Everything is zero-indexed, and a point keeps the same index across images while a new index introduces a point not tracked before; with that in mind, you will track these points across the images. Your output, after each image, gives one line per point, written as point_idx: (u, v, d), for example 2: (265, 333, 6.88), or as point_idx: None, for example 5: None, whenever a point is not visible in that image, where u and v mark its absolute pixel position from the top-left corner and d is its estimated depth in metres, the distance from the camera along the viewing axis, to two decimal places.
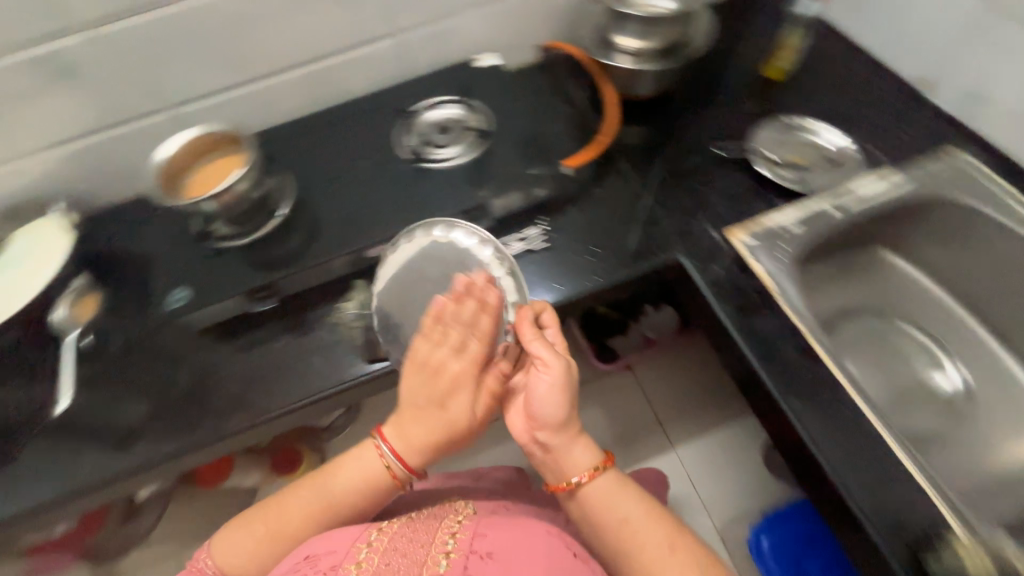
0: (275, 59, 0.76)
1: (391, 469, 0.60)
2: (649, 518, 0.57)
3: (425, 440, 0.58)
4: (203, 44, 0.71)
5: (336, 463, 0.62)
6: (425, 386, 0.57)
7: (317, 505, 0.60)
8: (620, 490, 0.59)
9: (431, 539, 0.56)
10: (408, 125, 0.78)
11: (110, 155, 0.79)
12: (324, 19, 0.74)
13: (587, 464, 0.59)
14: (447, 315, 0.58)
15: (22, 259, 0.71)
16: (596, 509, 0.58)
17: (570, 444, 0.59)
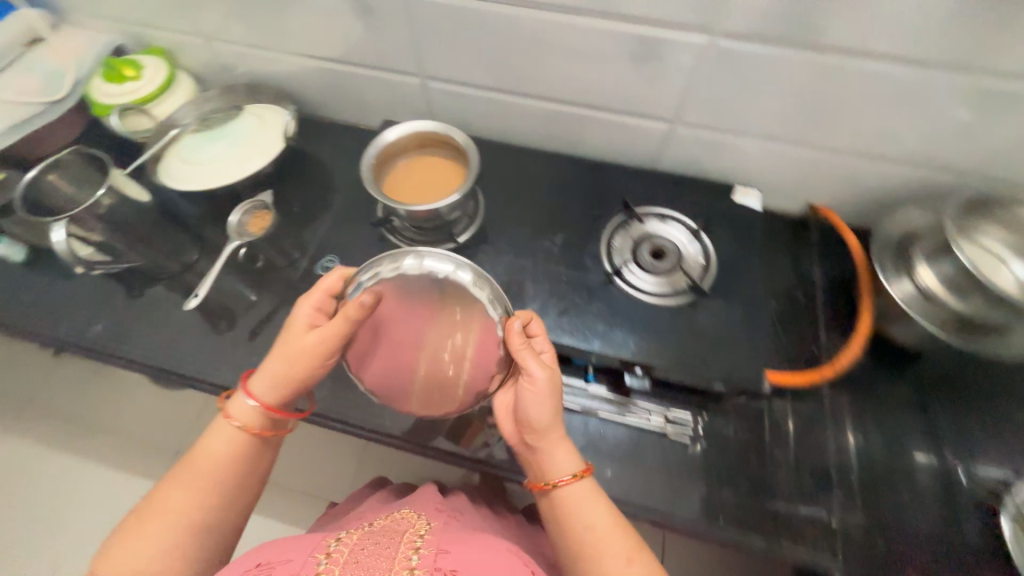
0: (538, 89, 0.69)
1: (240, 423, 0.51)
2: (613, 526, 0.46)
3: (275, 379, 0.51)
4: (482, 46, 0.65)
5: (196, 448, 0.50)
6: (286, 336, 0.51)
7: (212, 481, 0.48)
8: (595, 498, 0.48)
9: (391, 554, 0.49)
10: (625, 224, 0.67)
11: (351, 85, 0.80)
12: (609, 80, 0.65)
13: (565, 467, 0.49)
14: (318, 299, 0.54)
15: (249, 143, 0.77)
16: (569, 525, 0.47)
17: (553, 443, 0.49)
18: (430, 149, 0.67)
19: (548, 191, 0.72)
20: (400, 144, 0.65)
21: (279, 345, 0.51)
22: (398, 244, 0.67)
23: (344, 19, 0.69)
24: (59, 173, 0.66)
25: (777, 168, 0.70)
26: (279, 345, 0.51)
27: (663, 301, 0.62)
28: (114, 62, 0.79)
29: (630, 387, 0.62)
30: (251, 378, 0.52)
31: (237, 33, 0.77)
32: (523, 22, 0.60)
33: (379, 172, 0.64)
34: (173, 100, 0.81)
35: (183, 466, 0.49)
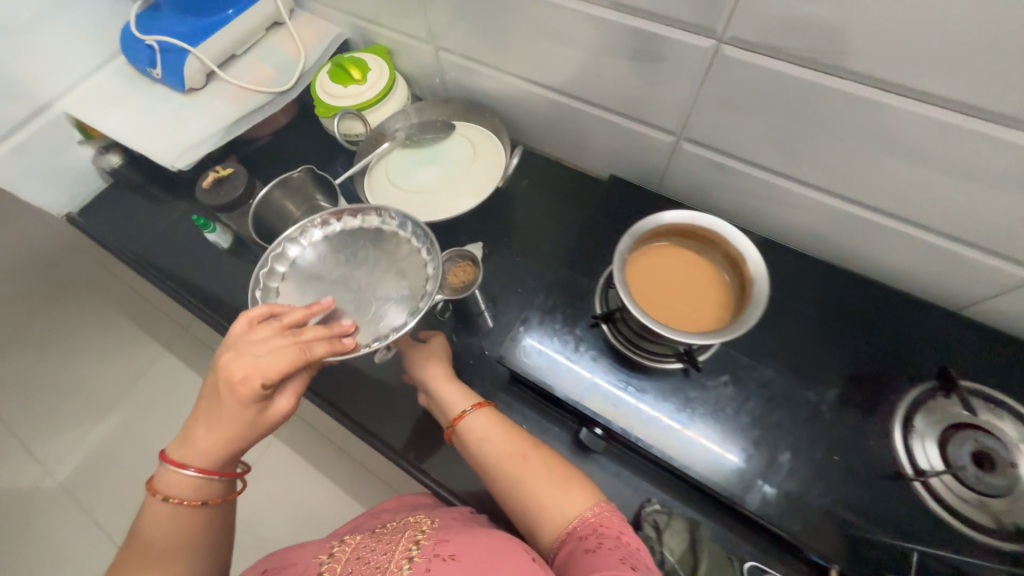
0: (844, 189, 0.52)
1: (186, 497, 0.43)
2: (514, 438, 0.49)
3: (230, 450, 0.44)
4: (793, 127, 0.50)
5: (139, 532, 0.42)
6: (243, 416, 0.43)
7: (167, 551, 0.41)
8: (490, 419, 0.51)
9: (390, 547, 0.43)
10: (931, 400, 0.50)
11: (578, 124, 0.69)
12: (978, 203, 0.45)
13: (456, 398, 0.53)
14: (244, 369, 0.42)
15: (460, 178, 0.69)
16: (488, 445, 0.49)
17: (444, 390, 0.54)
18: (733, 288, 0.51)
19: (810, 317, 0.57)
20: (725, 246, 0.50)
21: (225, 424, 0.43)
22: (610, 336, 0.56)
23: (610, 59, 0.56)
24: (283, 188, 0.66)
25: None
26: (227, 429, 0.42)
27: (928, 499, 0.46)
28: (344, 61, 0.75)
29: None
30: (178, 460, 0.43)
31: (472, 48, 0.69)
32: (883, 113, 0.43)
33: (670, 233, 0.53)
34: (389, 109, 0.75)
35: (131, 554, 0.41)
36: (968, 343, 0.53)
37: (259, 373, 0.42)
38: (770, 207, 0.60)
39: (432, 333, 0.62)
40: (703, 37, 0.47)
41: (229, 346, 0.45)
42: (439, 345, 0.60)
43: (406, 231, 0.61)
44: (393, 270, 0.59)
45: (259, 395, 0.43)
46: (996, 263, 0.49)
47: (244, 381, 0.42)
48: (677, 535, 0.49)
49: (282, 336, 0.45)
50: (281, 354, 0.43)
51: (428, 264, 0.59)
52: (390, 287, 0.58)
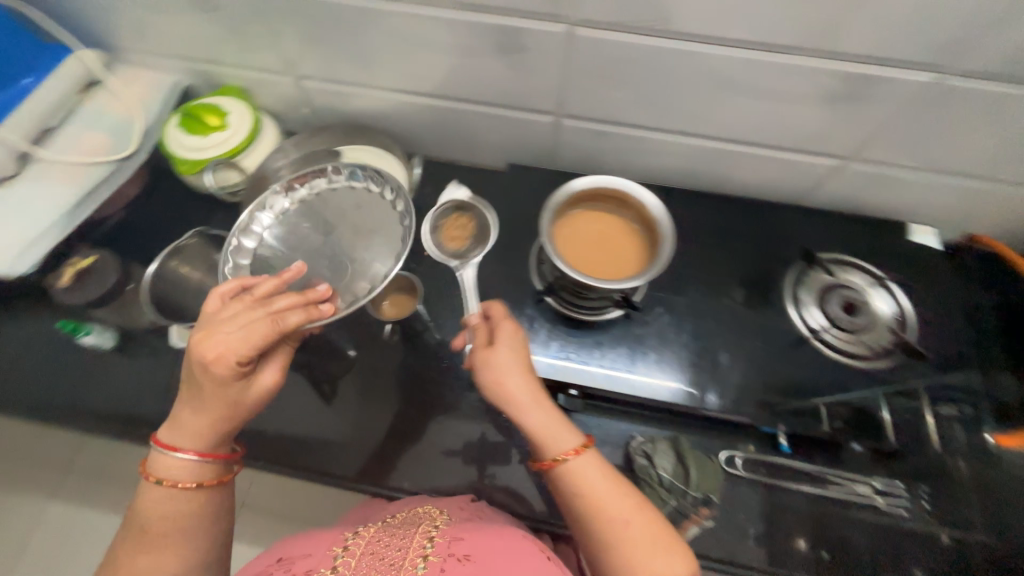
0: (698, 129, 0.63)
1: (187, 481, 0.44)
2: (616, 488, 0.43)
3: (220, 432, 0.44)
4: (647, 86, 0.58)
5: (138, 512, 0.43)
6: (223, 395, 0.43)
7: (167, 551, 0.42)
8: (591, 462, 0.44)
9: (404, 543, 0.44)
10: (806, 275, 0.62)
11: (460, 126, 0.72)
12: (787, 120, 0.58)
13: (556, 436, 0.45)
14: (218, 342, 0.42)
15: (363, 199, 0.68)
16: (583, 496, 0.43)
17: (529, 414, 0.45)
18: (641, 228, 0.58)
19: (706, 241, 0.67)
20: (624, 197, 0.58)
21: (207, 404, 0.43)
22: (555, 306, 0.62)
23: (478, 57, 0.60)
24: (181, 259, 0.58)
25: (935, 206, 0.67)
26: (214, 411, 0.43)
27: (823, 350, 0.59)
28: (194, 108, 0.68)
29: (842, 461, 0.56)
30: (170, 439, 0.44)
31: (336, 70, 0.67)
32: (710, 60, 0.53)
33: (564, 207, 0.59)
34: (263, 149, 0.71)
35: (138, 539, 0.43)
36: (806, 227, 0.68)
37: (232, 350, 0.42)
38: (648, 158, 0.70)
39: (500, 312, 0.51)
40: (554, 23, 0.53)
41: (201, 328, 0.44)
42: (512, 348, 0.48)
43: (376, 187, 0.65)
44: (374, 228, 0.64)
45: (238, 373, 0.42)
46: (808, 163, 0.64)
47: (219, 362, 0.42)
48: (665, 455, 0.55)
49: (253, 310, 0.45)
50: (252, 327, 0.43)
51: (397, 203, 0.64)
52: (374, 241, 0.63)
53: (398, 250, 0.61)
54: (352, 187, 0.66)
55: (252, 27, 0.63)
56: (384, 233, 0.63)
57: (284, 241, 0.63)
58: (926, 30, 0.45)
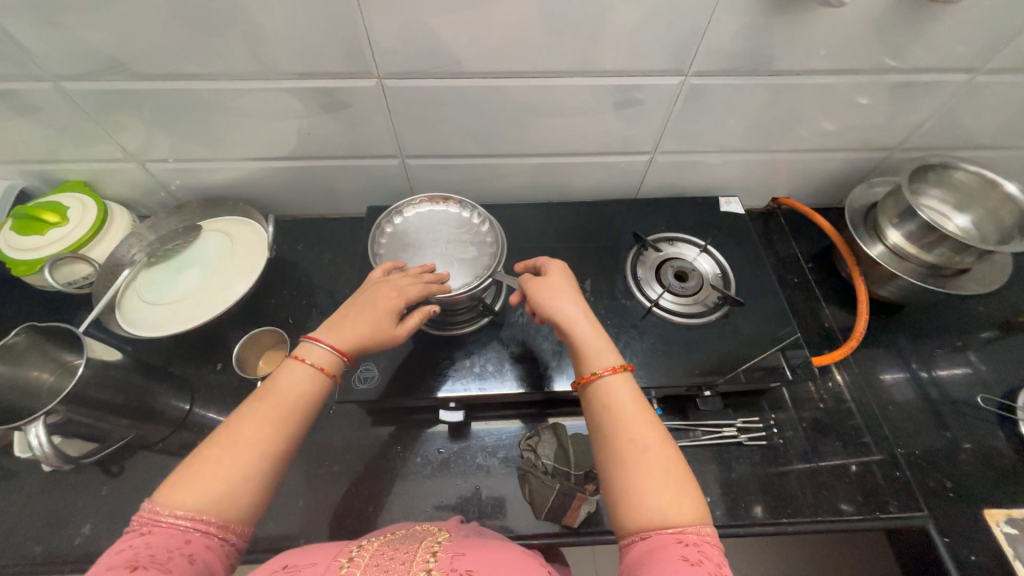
0: (525, 149, 0.71)
1: (326, 369, 0.46)
2: (651, 424, 0.43)
3: (361, 346, 0.49)
4: (467, 121, 0.66)
5: (278, 375, 0.45)
6: (375, 321, 0.50)
7: (268, 440, 0.41)
8: (633, 398, 0.46)
9: (409, 557, 0.42)
10: (641, 256, 0.72)
11: (315, 179, 0.76)
12: (590, 127, 0.68)
13: (599, 352, 0.48)
14: (401, 284, 0.52)
15: (227, 264, 0.69)
16: (612, 411, 0.45)
17: (577, 324, 0.50)
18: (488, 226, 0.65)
19: (558, 242, 0.75)
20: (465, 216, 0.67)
21: (364, 322, 0.49)
22: (423, 328, 0.65)
23: (310, 117, 0.65)
24: (7, 360, 0.54)
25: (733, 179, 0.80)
26: (369, 330, 0.49)
27: (667, 313, 0.66)
28: (29, 208, 0.67)
29: (700, 412, 0.69)
30: (326, 328, 0.49)
31: (180, 151, 0.69)
32: (507, 89, 0.61)
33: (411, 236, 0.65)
34: (113, 240, 0.70)
35: (254, 415, 0.42)
36: (637, 215, 0.79)
37: (407, 295, 0.52)
38: (494, 180, 0.78)
39: (547, 259, 0.58)
40: (365, 79, 0.59)
41: (378, 278, 0.54)
42: (563, 283, 0.54)
43: (466, 212, 0.64)
44: (466, 246, 0.61)
45: (399, 313, 0.51)
46: (621, 162, 0.75)
47: (395, 299, 0.51)
48: (548, 444, 0.61)
49: (413, 277, 0.54)
50: (414, 285, 0.53)
51: (484, 225, 0.63)
52: (461, 258, 0.60)
53: (489, 263, 0.59)
54: (447, 213, 0.64)
55: (77, 121, 0.64)
56: (473, 249, 0.61)
57: (393, 245, 0.60)
58: (658, 44, 0.57)
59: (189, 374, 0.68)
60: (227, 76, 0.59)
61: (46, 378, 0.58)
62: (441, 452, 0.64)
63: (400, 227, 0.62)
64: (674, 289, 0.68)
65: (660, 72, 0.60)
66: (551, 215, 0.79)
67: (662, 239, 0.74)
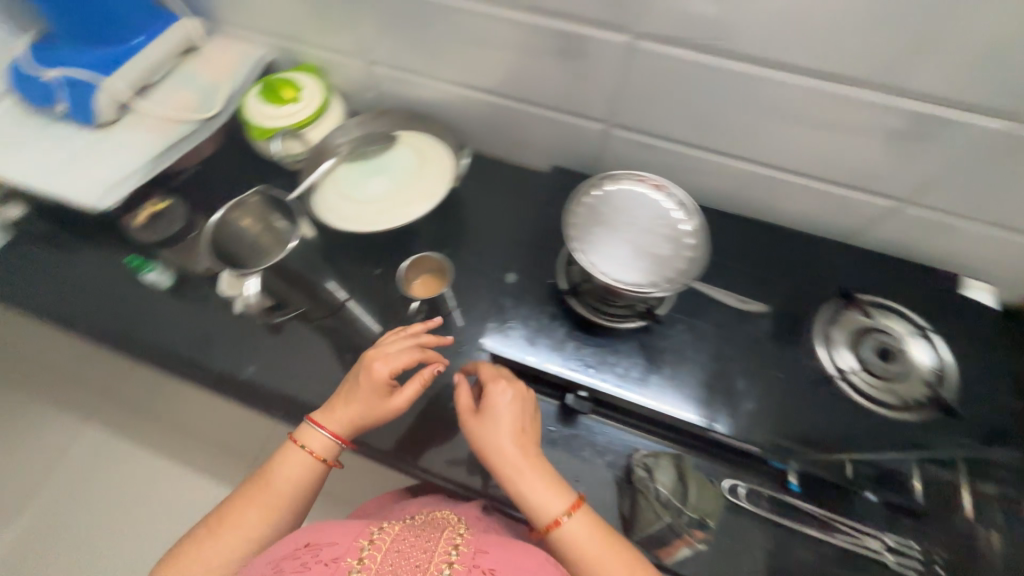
0: (745, 153, 0.62)
1: (320, 455, 0.53)
2: (612, 559, 0.44)
3: (354, 427, 0.54)
4: (699, 103, 0.59)
5: (276, 468, 0.52)
6: (365, 397, 0.53)
7: (257, 528, 0.49)
8: (585, 533, 0.45)
9: (430, 546, 0.44)
10: (842, 315, 0.60)
11: (508, 120, 0.74)
12: (841, 150, 0.57)
13: (545, 502, 0.46)
14: (382, 356, 0.54)
15: (413, 181, 0.72)
16: (570, 560, 0.45)
17: (521, 463, 0.47)
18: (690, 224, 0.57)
19: (741, 267, 0.66)
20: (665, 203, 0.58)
21: (356, 398, 0.53)
22: (578, 309, 0.61)
23: (536, 59, 0.62)
24: (237, 212, 0.71)
25: (995, 264, 0.63)
26: (357, 408, 0.52)
27: (853, 394, 0.57)
28: (276, 80, 0.74)
29: (853, 510, 0.52)
30: (321, 410, 0.55)
31: (402, 58, 0.71)
32: (763, 83, 0.53)
33: None
34: (309, 143, 0.76)
35: (229, 518, 0.49)
36: (848, 267, 0.66)
37: (389, 367, 0.53)
38: (691, 176, 0.69)
39: (488, 375, 0.52)
40: (617, 34, 0.55)
41: (383, 341, 0.57)
42: (504, 410, 0.50)
43: (671, 203, 0.56)
44: (663, 242, 0.54)
45: (388, 385, 0.53)
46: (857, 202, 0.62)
47: (374, 376, 0.52)
48: (666, 471, 0.55)
49: (404, 347, 0.55)
50: (406, 353, 0.55)
51: (686, 224, 0.55)
52: (654, 255, 0.53)
53: (677, 276, 0.52)
54: (654, 201, 0.56)
55: (334, 9, 0.69)
56: (669, 246, 0.54)
57: (588, 217, 0.55)
58: (997, 71, 0.44)
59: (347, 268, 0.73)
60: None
61: (252, 231, 0.73)
62: (550, 432, 0.58)
63: (601, 197, 0.56)
64: (870, 370, 0.57)
65: (974, 107, 0.48)
66: (742, 235, 0.69)
67: (875, 304, 0.61)
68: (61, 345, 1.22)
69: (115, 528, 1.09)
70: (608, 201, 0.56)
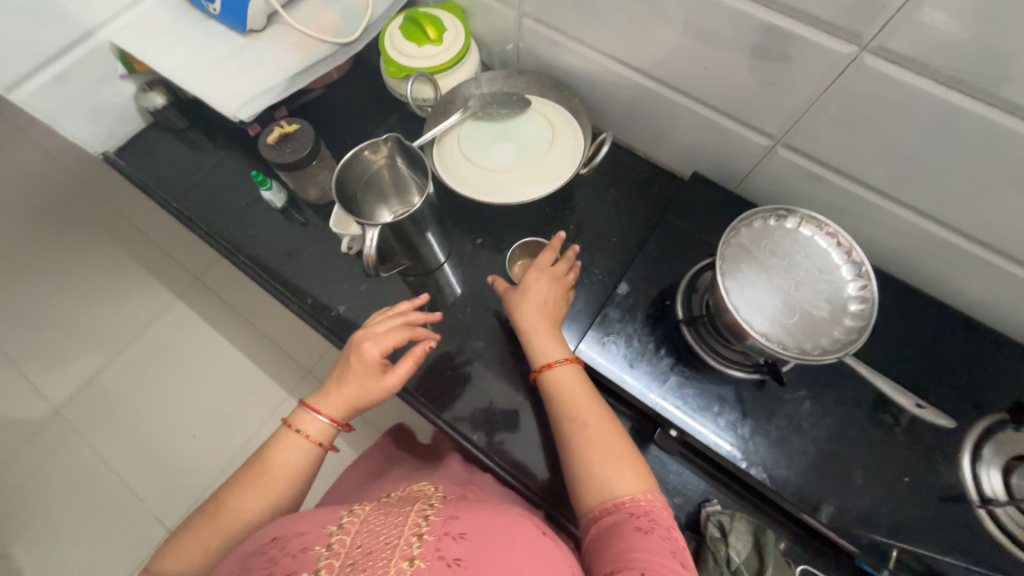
0: (942, 215, 0.52)
1: (316, 438, 0.56)
2: (592, 400, 0.51)
3: (348, 409, 0.56)
4: (909, 146, 0.48)
5: (272, 453, 0.55)
6: (359, 377, 0.56)
7: (256, 505, 0.51)
8: (574, 375, 0.53)
9: (399, 523, 0.43)
10: (1002, 435, 0.51)
11: (656, 110, 0.66)
12: None
13: (545, 348, 0.55)
14: (369, 336, 0.57)
15: (540, 158, 0.67)
16: (562, 398, 0.52)
17: (540, 328, 0.56)
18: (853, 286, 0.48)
19: (884, 339, 0.58)
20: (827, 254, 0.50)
21: (349, 382, 0.56)
22: (689, 341, 0.56)
23: (724, 52, 0.53)
24: (370, 151, 0.61)
25: None
26: (350, 389, 0.55)
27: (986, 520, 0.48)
28: (421, 15, 0.69)
29: None
30: (316, 396, 0.58)
31: (560, 15, 0.64)
32: (1014, 142, 0.42)
33: None
34: (439, 91, 0.71)
35: (225, 503, 0.51)
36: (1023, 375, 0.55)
37: (381, 347, 0.56)
38: (858, 223, 0.60)
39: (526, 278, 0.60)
40: (846, 42, 0.45)
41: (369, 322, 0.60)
42: (536, 288, 0.58)
43: (839, 257, 0.48)
44: (819, 299, 0.46)
45: (379, 365, 0.56)
46: None
47: (365, 359, 0.55)
48: (743, 538, 0.50)
49: (395, 327, 0.58)
50: (395, 332, 0.57)
51: (853, 285, 0.47)
52: (804, 311, 0.46)
53: (829, 346, 0.45)
54: (818, 249, 0.48)
55: None
56: (824, 305, 0.46)
57: (738, 250, 0.48)
58: None
59: (453, 232, 0.71)
60: None
61: (376, 165, 0.63)
62: None
63: (762, 231, 0.49)
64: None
65: None
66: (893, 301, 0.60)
67: None
68: (177, 229, 1.34)
69: (198, 403, 1.22)
70: (765, 236, 0.49)
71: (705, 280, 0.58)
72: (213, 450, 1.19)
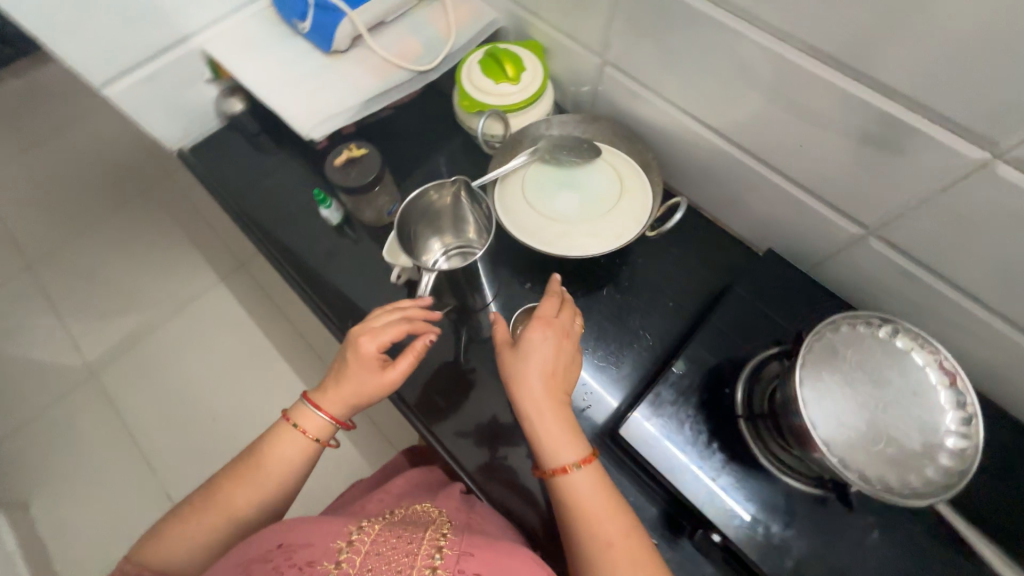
0: None
1: (315, 436, 0.53)
2: (613, 509, 0.46)
3: (345, 405, 0.53)
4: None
5: (269, 445, 0.53)
6: (356, 370, 0.52)
7: (250, 499, 0.50)
8: (591, 473, 0.48)
9: (411, 549, 0.42)
10: None
11: (734, 175, 0.62)
12: None
13: (559, 449, 0.48)
14: (366, 329, 0.53)
15: (606, 213, 0.64)
16: (579, 509, 0.46)
17: (546, 416, 0.49)
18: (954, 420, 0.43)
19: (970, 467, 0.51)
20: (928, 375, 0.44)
21: (345, 376, 0.53)
22: (747, 439, 0.52)
23: (828, 134, 0.49)
24: (438, 189, 0.62)
25: None
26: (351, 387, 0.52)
27: None
28: (503, 53, 0.68)
29: None
30: (314, 391, 0.55)
31: (644, 69, 0.61)
32: None
33: None
34: (510, 129, 0.69)
35: (216, 493, 0.50)
36: None
37: (381, 341, 0.52)
38: (954, 332, 0.54)
39: (529, 331, 0.52)
40: (978, 146, 0.40)
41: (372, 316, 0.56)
42: (541, 351, 0.51)
43: (943, 382, 0.42)
44: (911, 429, 0.41)
45: (377, 359, 0.52)
46: None
47: (363, 350, 0.52)
48: None
49: (397, 322, 0.54)
50: (396, 326, 0.53)
51: (956, 420, 0.41)
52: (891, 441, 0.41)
53: (919, 487, 0.39)
54: (916, 369, 0.43)
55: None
56: (917, 437, 0.41)
57: (823, 353, 0.44)
58: None
59: (501, 272, 0.69)
60: (791, 39, 0.46)
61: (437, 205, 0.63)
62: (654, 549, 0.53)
63: (851, 338, 0.44)
64: None
65: None
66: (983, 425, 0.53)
67: None
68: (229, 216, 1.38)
69: (223, 391, 1.24)
70: (854, 343, 0.44)
71: (772, 371, 0.53)
72: (231, 438, 1.20)
